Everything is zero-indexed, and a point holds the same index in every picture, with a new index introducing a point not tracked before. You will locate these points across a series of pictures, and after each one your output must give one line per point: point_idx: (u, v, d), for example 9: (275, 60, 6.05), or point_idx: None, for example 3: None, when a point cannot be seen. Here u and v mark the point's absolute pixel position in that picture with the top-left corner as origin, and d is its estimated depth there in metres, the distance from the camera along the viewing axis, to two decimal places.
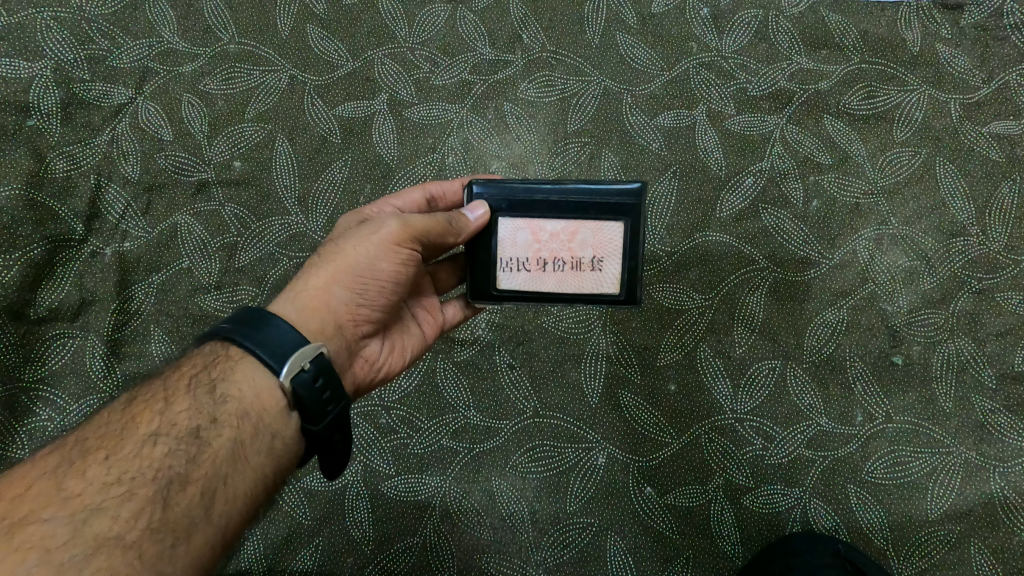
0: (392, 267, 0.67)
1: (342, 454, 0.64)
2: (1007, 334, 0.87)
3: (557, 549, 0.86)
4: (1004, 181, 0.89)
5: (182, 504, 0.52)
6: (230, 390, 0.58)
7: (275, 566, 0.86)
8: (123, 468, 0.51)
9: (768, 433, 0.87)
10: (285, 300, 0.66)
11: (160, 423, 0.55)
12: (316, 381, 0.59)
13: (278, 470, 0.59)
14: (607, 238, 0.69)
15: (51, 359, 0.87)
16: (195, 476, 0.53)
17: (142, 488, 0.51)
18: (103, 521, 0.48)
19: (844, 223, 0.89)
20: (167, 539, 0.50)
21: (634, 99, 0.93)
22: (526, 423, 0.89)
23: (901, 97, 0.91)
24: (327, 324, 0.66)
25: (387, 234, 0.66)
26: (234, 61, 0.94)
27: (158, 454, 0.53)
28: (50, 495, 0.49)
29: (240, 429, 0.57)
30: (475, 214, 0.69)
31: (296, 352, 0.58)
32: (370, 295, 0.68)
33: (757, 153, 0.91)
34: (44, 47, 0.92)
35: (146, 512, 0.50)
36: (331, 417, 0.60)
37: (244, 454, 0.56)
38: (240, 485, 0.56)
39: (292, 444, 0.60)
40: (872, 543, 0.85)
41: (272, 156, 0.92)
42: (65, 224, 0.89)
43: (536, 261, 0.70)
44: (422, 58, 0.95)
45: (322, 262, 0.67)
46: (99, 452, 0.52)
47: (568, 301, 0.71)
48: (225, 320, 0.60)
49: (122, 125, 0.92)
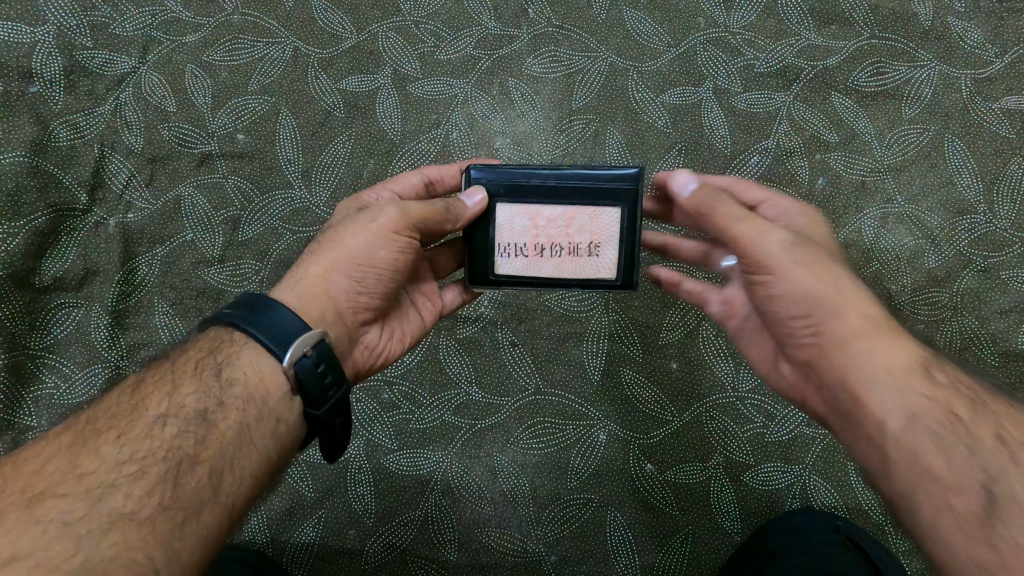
0: (391, 255, 0.66)
1: (341, 437, 0.64)
2: (1013, 312, 0.86)
3: (559, 524, 0.86)
4: (1012, 158, 0.88)
5: (191, 484, 0.51)
6: (235, 374, 0.57)
7: (278, 537, 0.87)
8: (134, 448, 0.51)
9: (770, 411, 0.87)
10: (285, 287, 0.65)
11: (168, 405, 0.55)
12: (318, 367, 0.58)
13: (282, 452, 0.59)
14: (605, 224, 0.69)
15: (55, 329, 0.87)
16: (203, 457, 0.53)
17: (154, 467, 0.51)
18: (118, 498, 0.48)
19: (851, 200, 0.89)
20: (178, 517, 0.50)
21: (641, 74, 0.92)
22: (528, 400, 0.89)
23: (911, 74, 0.90)
24: (327, 312, 0.65)
25: (386, 222, 0.66)
26: (238, 33, 0.94)
27: (167, 435, 0.53)
28: (65, 472, 0.49)
29: (245, 412, 0.56)
30: (472, 199, 0.68)
31: (298, 338, 0.58)
32: (370, 283, 0.67)
33: (763, 130, 0.90)
34: (45, 13, 0.92)
35: (157, 491, 0.50)
36: (333, 401, 0.60)
37: (250, 437, 0.56)
38: (246, 467, 0.56)
39: (294, 428, 0.59)
40: (870, 519, 0.85)
41: (276, 129, 0.92)
42: (68, 193, 0.89)
43: (533, 246, 0.70)
44: (426, 31, 0.94)
45: (320, 251, 0.67)
46: (110, 432, 0.52)
47: (564, 285, 0.71)
48: (228, 306, 0.60)
49: (124, 95, 0.92)
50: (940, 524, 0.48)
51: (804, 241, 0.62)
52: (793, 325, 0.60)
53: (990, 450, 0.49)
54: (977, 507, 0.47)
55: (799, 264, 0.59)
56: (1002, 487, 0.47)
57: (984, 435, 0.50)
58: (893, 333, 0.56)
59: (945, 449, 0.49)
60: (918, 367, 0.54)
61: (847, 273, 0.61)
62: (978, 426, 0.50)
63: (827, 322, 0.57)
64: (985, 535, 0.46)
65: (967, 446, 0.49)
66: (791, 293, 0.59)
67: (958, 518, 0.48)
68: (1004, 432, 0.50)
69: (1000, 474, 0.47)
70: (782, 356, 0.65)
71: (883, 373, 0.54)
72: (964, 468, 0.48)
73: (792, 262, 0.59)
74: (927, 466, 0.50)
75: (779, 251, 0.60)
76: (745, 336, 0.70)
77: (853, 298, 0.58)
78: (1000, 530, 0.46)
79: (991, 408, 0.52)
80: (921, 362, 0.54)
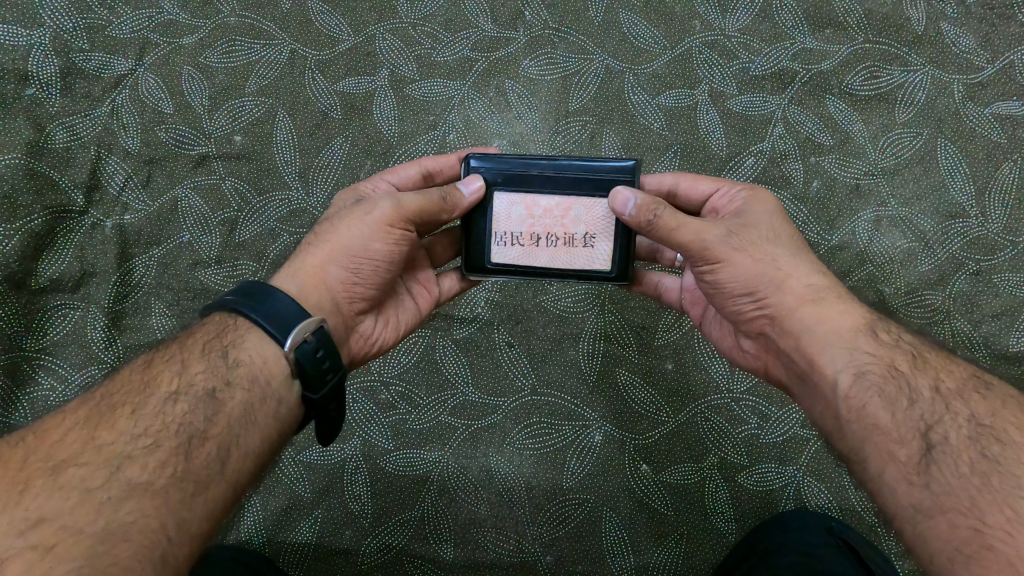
0: (386, 247, 0.67)
1: (337, 421, 0.63)
2: (1005, 315, 0.86)
3: (554, 524, 0.87)
4: (1004, 163, 0.89)
5: (201, 459, 0.52)
6: (240, 355, 0.57)
7: (274, 538, 0.87)
8: (148, 422, 0.52)
9: (764, 412, 0.88)
10: (285, 276, 0.66)
11: (179, 383, 0.55)
12: (317, 353, 0.58)
13: (283, 434, 0.59)
14: (600, 215, 0.69)
15: (52, 330, 0.87)
16: (212, 434, 0.53)
17: (166, 441, 0.51)
18: (134, 468, 0.49)
19: (844, 203, 0.89)
20: (189, 489, 0.50)
21: (637, 77, 0.92)
22: (524, 401, 0.90)
23: (904, 78, 0.91)
24: (325, 300, 0.66)
25: (382, 214, 0.66)
26: (235, 35, 0.94)
27: (179, 411, 0.53)
28: (85, 442, 0.50)
29: (251, 392, 0.56)
30: (470, 188, 0.69)
31: (299, 324, 0.58)
32: (366, 273, 0.67)
33: (758, 133, 0.91)
34: (41, 15, 0.92)
35: (170, 463, 0.50)
36: (330, 386, 0.60)
37: (255, 416, 0.56)
38: (251, 445, 0.56)
39: (293, 412, 0.59)
40: (863, 520, 0.86)
41: (273, 130, 0.92)
42: (65, 194, 0.89)
43: (529, 236, 0.70)
44: (424, 33, 0.94)
45: (319, 242, 0.67)
46: (125, 406, 0.53)
47: (558, 276, 0.71)
48: (230, 293, 0.60)
49: (121, 97, 0.92)
50: (883, 472, 0.54)
51: (739, 223, 0.66)
52: (740, 304, 0.66)
53: (927, 402, 0.55)
54: (915, 454, 0.53)
55: (738, 249, 0.63)
56: (937, 435, 0.53)
57: (922, 387, 0.56)
58: (836, 301, 0.63)
59: (888, 403, 0.56)
60: (863, 330, 0.61)
61: (787, 247, 0.65)
62: (917, 380, 0.57)
63: (770, 296, 0.63)
64: (923, 481, 0.52)
65: (907, 399, 0.55)
66: (736, 276, 0.64)
67: (899, 466, 0.53)
68: (941, 385, 0.56)
69: (935, 423, 0.54)
70: (741, 334, 0.71)
71: (830, 338, 0.60)
72: (905, 420, 0.55)
73: (730, 247, 0.63)
74: (873, 420, 0.56)
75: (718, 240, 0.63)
76: (708, 318, 0.77)
77: (794, 272, 0.64)
78: (935, 475, 0.52)
79: (929, 361, 0.58)
80: (866, 325, 0.61)
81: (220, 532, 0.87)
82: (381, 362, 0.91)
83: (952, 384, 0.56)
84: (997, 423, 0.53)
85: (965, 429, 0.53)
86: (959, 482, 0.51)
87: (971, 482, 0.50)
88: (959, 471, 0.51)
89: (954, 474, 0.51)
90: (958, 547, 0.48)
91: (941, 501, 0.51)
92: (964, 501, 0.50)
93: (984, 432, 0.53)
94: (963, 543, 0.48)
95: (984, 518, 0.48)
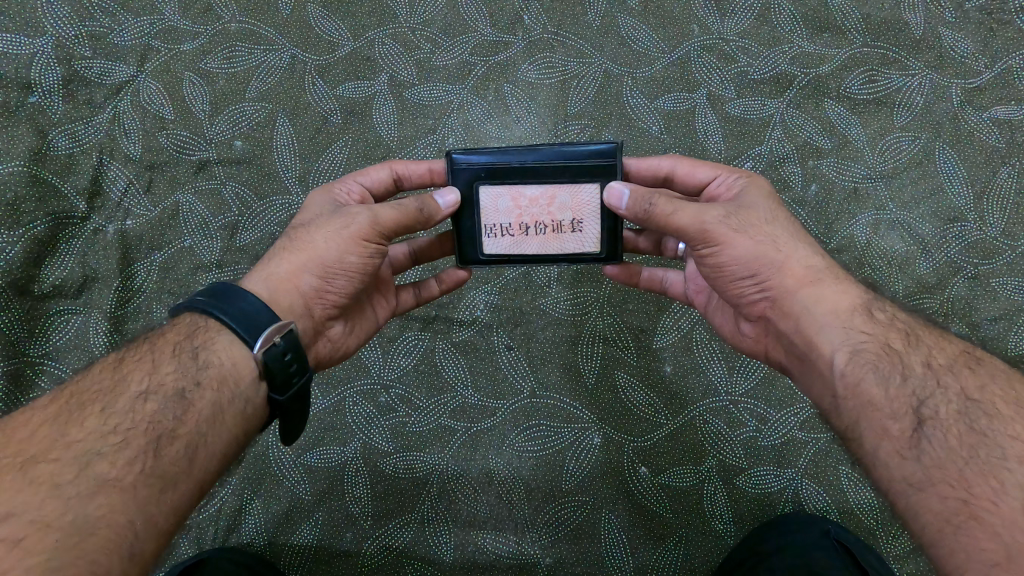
0: (360, 260, 0.66)
1: (299, 422, 0.65)
2: (1003, 319, 0.86)
3: (553, 526, 0.87)
4: (1001, 167, 0.89)
5: (170, 456, 0.53)
6: (211, 357, 0.58)
7: (275, 540, 0.87)
8: (119, 421, 0.52)
9: (762, 414, 0.89)
10: (255, 279, 0.65)
11: (149, 383, 0.56)
12: (285, 356, 0.59)
13: (250, 430, 0.60)
14: (585, 200, 0.70)
15: (54, 336, 0.88)
16: (181, 431, 0.54)
17: (135, 439, 0.52)
18: (102, 465, 0.49)
19: (842, 207, 0.89)
20: (157, 484, 0.51)
21: (635, 80, 0.93)
22: (521, 405, 0.90)
23: (902, 82, 0.91)
24: (295, 305, 0.65)
25: (356, 228, 0.65)
26: (236, 41, 0.95)
27: (149, 410, 0.54)
28: (53, 440, 0.50)
29: (220, 392, 0.57)
30: (445, 199, 0.69)
31: (267, 328, 0.59)
32: (339, 284, 0.67)
33: (755, 136, 0.91)
34: (43, 23, 0.93)
35: (139, 460, 0.51)
36: (296, 388, 0.61)
37: (223, 415, 0.57)
38: (218, 444, 0.56)
39: (259, 412, 0.60)
40: (862, 524, 0.86)
41: (273, 135, 0.93)
42: (68, 201, 0.90)
43: (518, 226, 0.71)
44: (423, 38, 0.95)
45: (291, 249, 0.66)
46: (94, 405, 0.53)
47: (552, 261, 0.73)
48: (201, 294, 0.61)
49: (123, 103, 0.93)
50: (880, 449, 0.55)
51: (740, 207, 0.66)
52: (743, 287, 0.65)
53: (919, 377, 0.56)
54: (907, 429, 0.54)
55: (736, 233, 0.63)
56: (929, 410, 0.54)
57: (914, 363, 0.57)
58: (834, 280, 0.63)
59: (882, 380, 0.56)
60: (861, 309, 0.61)
61: (785, 227, 0.66)
62: (910, 356, 0.57)
63: (771, 278, 0.63)
64: (915, 454, 0.53)
65: (899, 375, 0.56)
66: (736, 257, 0.63)
67: (893, 441, 0.54)
68: (933, 360, 0.57)
69: (927, 399, 0.54)
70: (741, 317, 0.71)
71: (828, 317, 0.61)
72: (898, 396, 0.55)
73: (730, 229, 0.63)
74: (867, 397, 0.56)
75: (716, 226, 0.63)
76: (712, 307, 0.78)
77: (794, 252, 0.64)
78: (927, 449, 0.52)
79: (922, 339, 0.59)
80: (862, 303, 0.61)
81: (222, 533, 0.88)
82: (381, 366, 0.92)
83: (944, 360, 0.57)
84: (985, 396, 0.54)
85: (954, 404, 0.54)
86: (949, 455, 0.51)
87: (960, 456, 0.51)
88: (948, 444, 0.52)
89: (943, 447, 0.52)
90: (947, 519, 0.49)
91: (932, 473, 0.51)
92: (953, 475, 0.51)
93: (974, 406, 0.53)
94: (952, 515, 0.49)
95: (971, 490, 0.49)
